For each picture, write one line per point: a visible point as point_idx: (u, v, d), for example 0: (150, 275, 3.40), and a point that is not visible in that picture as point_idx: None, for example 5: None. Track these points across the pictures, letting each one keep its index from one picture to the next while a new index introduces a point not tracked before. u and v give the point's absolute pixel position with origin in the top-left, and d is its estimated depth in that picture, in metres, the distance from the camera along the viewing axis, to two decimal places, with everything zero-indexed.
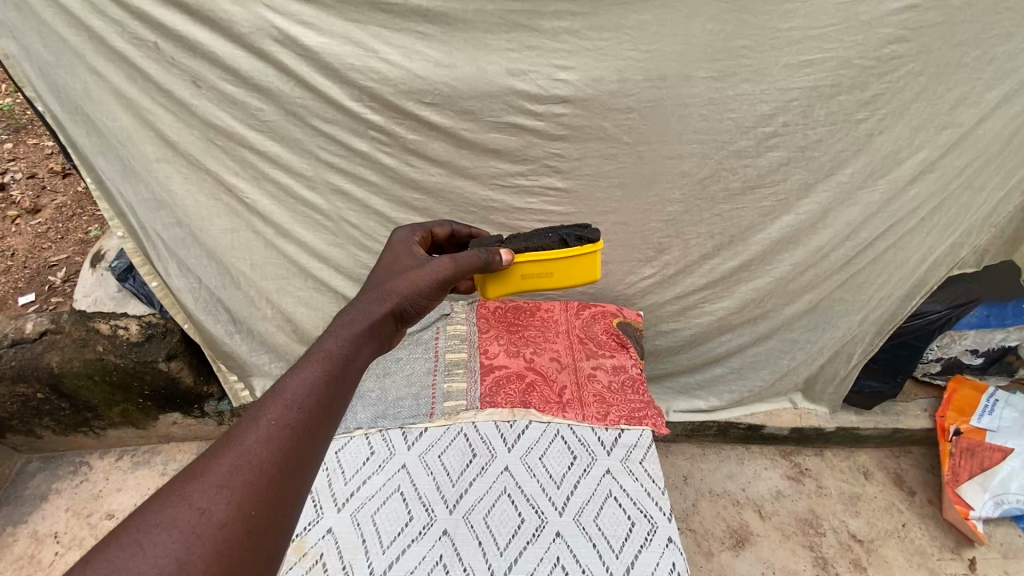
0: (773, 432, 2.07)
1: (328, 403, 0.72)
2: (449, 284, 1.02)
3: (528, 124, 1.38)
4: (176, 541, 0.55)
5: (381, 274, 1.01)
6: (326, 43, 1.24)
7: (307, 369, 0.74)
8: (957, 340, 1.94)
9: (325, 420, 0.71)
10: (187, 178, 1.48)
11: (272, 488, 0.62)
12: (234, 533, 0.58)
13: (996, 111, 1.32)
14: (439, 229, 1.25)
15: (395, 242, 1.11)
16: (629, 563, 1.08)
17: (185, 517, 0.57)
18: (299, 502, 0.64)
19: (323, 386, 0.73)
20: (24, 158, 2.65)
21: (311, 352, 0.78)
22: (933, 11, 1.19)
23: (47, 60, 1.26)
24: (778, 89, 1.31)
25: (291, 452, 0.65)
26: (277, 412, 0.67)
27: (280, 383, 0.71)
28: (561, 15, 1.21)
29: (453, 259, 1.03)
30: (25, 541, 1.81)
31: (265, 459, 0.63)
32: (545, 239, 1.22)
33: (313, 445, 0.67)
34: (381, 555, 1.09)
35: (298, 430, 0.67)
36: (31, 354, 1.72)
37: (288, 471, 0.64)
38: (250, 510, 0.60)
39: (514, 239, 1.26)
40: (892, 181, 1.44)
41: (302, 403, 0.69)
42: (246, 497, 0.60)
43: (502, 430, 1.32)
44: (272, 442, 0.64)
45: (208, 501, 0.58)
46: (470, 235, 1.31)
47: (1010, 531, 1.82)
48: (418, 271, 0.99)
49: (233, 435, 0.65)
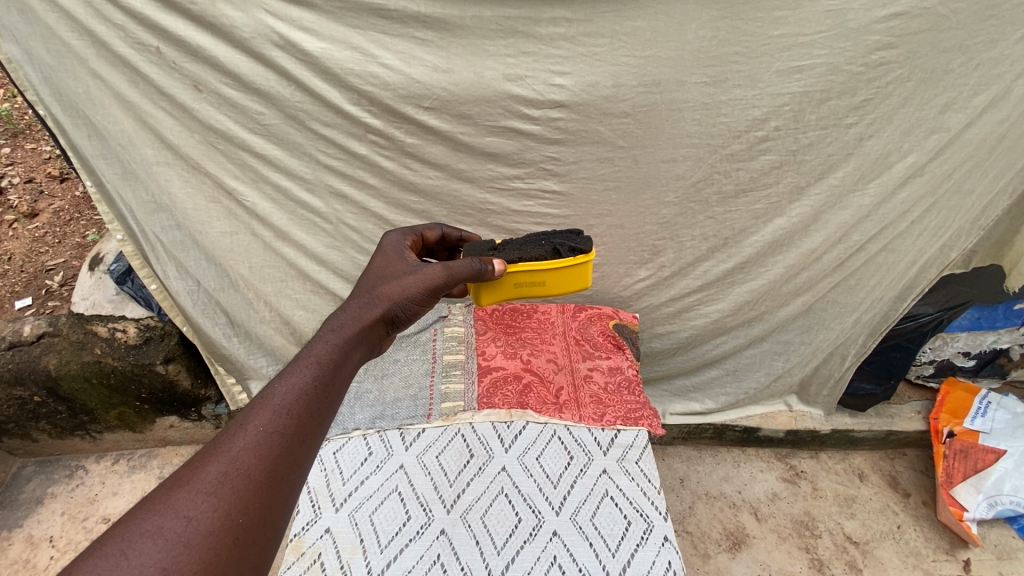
0: (768, 434, 2.08)
1: (317, 408, 0.73)
2: (440, 290, 1.04)
3: (524, 128, 1.40)
4: (163, 549, 0.56)
5: (371, 278, 1.02)
6: (327, 48, 1.26)
7: (296, 374, 0.75)
8: (949, 342, 1.98)
9: (313, 427, 0.71)
10: (186, 182, 1.49)
11: (260, 496, 0.63)
12: (220, 542, 0.58)
13: (984, 116, 1.34)
14: (430, 232, 1.27)
15: (387, 245, 1.13)
16: (626, 562, 1.09)
17: (171, 525, 0.57)
18: (287, 508, 0.65)
19: (312, 391, 0.74)
20: (22, 162, 2.65)
21: (301, 356, 0.79)
22: (918, 19, 1.22)
23: (50, 64, 1.27)
24: (769, 95, 1.34)
25: (278, 459, 0.66)
26: (265, 418, 0.68)
27: (269, 388, 0.72)
28: (557, 21, 1.23)
29: (446, 265, 1.04)
30: (20, 545, 1.80)
31: (251, 467, 0.64)
32: (539, 249, 1.23)
33: (301, 451, 0.68)
34: (379, 555, 1.10)
35: (286, 437, 0.68)
36: (29, 357, 1.73)
37: (275, 478, 0.65)
38: (238, 518, 0.60)
39: (506, 248, 1.27)
40: (882, 184, 1.46)
41: (290, 409, 0.70)
42: (233, 505, 0.61)
43: (499, 431, 1.33)
44: (258, 450, 0.65)
45: (195, 509, 0.59)
46: (460, 238, 1.32)
47: (1004, 532, 1.83)
48: (410, 276, 1.00)
49: (220, 441, 0.66)
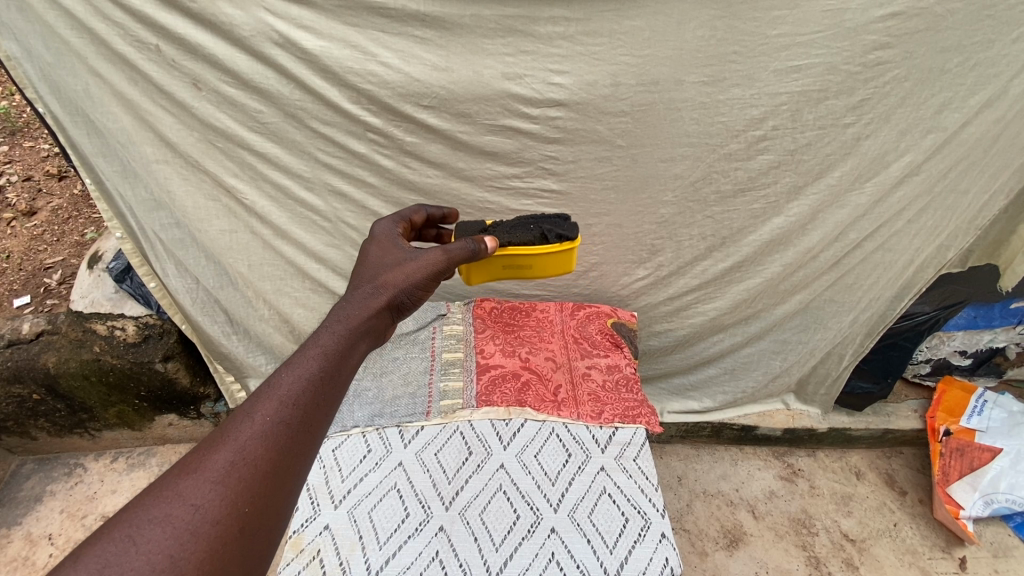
0: (766, 433, 2.09)
1: (323, 398, 0.73)
2: (440, 276, 1.04)
3: (523, 126, 1.40)
4: (171, 537, 0.56)
5: (372, 266, 1.01)
6: (326, 47, 1.26)
7: (302, 364, 0.74)
8: (946, 341, 1.99)
9: (319, 417, 0.71)
10: (186, 179, 1.50)
11: (266, 485, 0.63)
12: (227, 530, 0.59)
13: (980, 115, 1.35)
14: (416, 215, 1.25)
15: (378, 234, 1.12)
16: (623, 558, 1.10)
17: (179, 513, 0.58)
18: (292, 498, 0.65)
19: (318, 381, 0.74)
20: (21, 160, 2.65)
21: (307, 346, 0.79)
22: (915, 19, 1.22)
23: (50, 62, 1.27)
24: (767, 94, 1.34)
25: (285, 449, 0.66)
26: (271, 408, 0.68)
27: (275, 377, 0.72)
28: (556, 20, 1.23)
29: (444, 250, 1.06)
30: (19, 543, 1.80)
31: (258, 457, 0.64)
32: (527, 233, 1.24)
33: (307, 441, 0.68)
34: (378, 551, 1.11)
35: (292, 427, 0.68)
36: (27, 355, 1.73)
37: (282, 467, 0.65)
38: (243, 507, 0.61)
39: (496, 228, 1.29)
40: (879, 184, 1.47)
41: (296, 399, 0.70)
42: (240, 494, 0.61)
43: (498, 429, 1.34)
44: (265, 439, 0.65)
45: (202, 497, 0.59)
46: (443, 216, 1.31)
47: (1000, 530, 1.84)
48: (412, 263, 1.01)
49: (227, 430, 0.66)
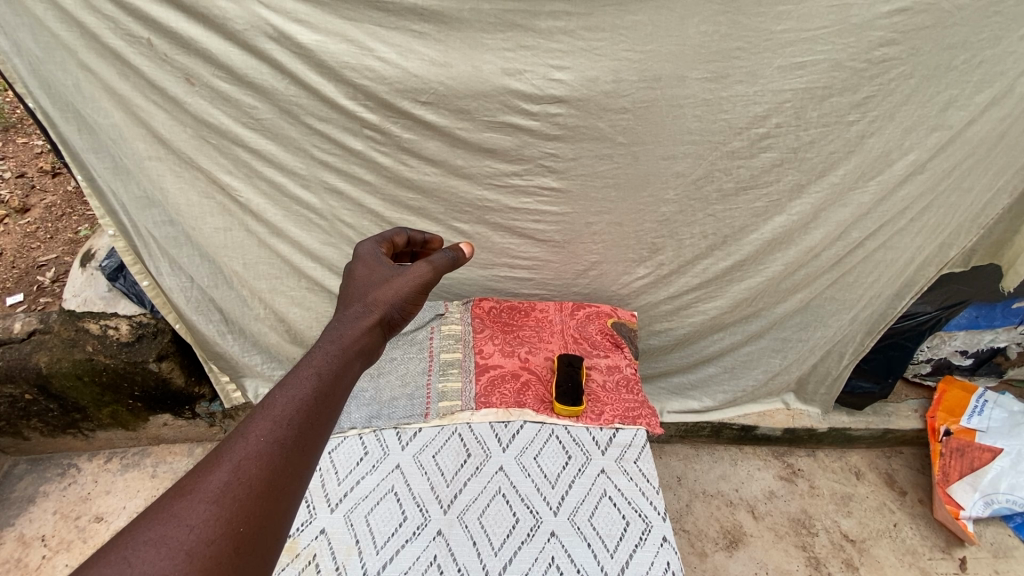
0: (766, 432, 2.07)
1: (318, 417, 0.70)
2: (430, 286, 1.02)
3: (523, 123, 1.38)
4: (165, 558, 0.53)
5: (360, 283, 0.98)
6: (321, 41, 1.23)
7: (297, 384, 0.72)
8: (947, 341, 1.99)
9: (316, 435, 0.68)
10: (179, 177, 1.47)
11: (262, 505, 0.60)
12: (222, 551, 0.55)
13: (985, 114, 1.33)
14: (398, 236, 1.21)
15: (361, 253, 1.07)
16: (624, 563, 1.08)
17: (173, 533, 0.54)
18: (287, 519, 0.62)
19: (313, 400, 0.71)
20: (13, 157, 2.62)
21: (300, 366, 0.75)
22: (922, 15, 1.20)
23: (38, 56, 1.24)
24: (771, 91, 1.32)
25: (280, 468, 0.63)
26: (265, 428, 0.65)
27: (269, 399, 0.69)
28: (556, 15, 1.21)
29: (429, 262, 1.05)
30: (12, 545, 1.77)
31: (253, 477, 0.61)
32: (558, 388, 1.39)
33: (303, 461, 0.65)
34: (376, 555, 1.09)
35: (287, 446, 0.64)
36: (18, 355, 1.69)
37: (278, 487, 0.62)
38: (239, 527, 0.57)
39: (564, 377, 1.42)
40: (883, 182, 1.45)
41: (291, 419, 0.67)
42: (235, 513, 0.58)
43: (497, 431, 1.32)
44: (260, 459, 0.62)
45: (198, 517, 0.56)
46: (424, 241, 1.28)
47: (1000, 530, 1.83)
48: (400, 278, 0.99)
49: (221, 451, 0.62)
